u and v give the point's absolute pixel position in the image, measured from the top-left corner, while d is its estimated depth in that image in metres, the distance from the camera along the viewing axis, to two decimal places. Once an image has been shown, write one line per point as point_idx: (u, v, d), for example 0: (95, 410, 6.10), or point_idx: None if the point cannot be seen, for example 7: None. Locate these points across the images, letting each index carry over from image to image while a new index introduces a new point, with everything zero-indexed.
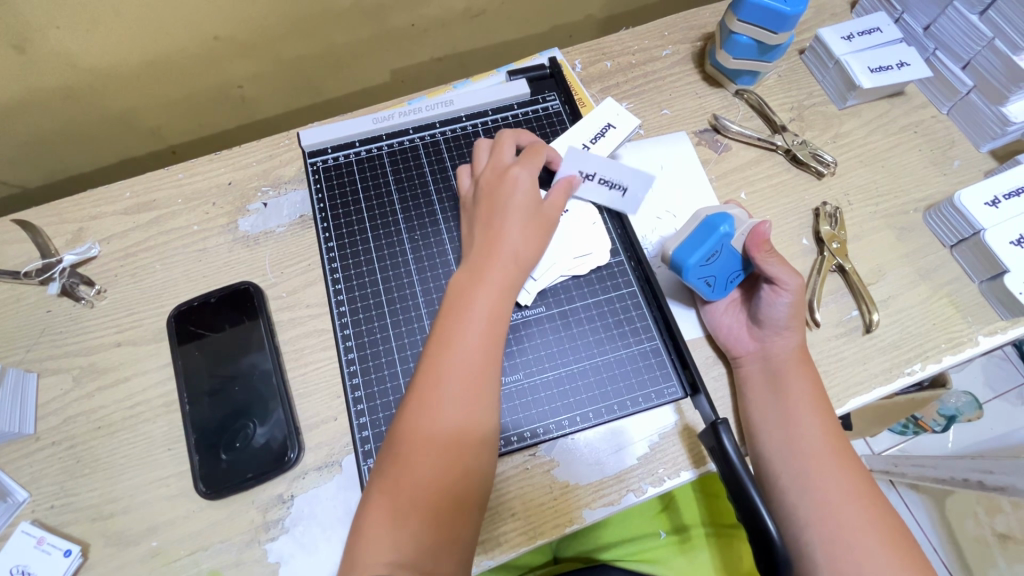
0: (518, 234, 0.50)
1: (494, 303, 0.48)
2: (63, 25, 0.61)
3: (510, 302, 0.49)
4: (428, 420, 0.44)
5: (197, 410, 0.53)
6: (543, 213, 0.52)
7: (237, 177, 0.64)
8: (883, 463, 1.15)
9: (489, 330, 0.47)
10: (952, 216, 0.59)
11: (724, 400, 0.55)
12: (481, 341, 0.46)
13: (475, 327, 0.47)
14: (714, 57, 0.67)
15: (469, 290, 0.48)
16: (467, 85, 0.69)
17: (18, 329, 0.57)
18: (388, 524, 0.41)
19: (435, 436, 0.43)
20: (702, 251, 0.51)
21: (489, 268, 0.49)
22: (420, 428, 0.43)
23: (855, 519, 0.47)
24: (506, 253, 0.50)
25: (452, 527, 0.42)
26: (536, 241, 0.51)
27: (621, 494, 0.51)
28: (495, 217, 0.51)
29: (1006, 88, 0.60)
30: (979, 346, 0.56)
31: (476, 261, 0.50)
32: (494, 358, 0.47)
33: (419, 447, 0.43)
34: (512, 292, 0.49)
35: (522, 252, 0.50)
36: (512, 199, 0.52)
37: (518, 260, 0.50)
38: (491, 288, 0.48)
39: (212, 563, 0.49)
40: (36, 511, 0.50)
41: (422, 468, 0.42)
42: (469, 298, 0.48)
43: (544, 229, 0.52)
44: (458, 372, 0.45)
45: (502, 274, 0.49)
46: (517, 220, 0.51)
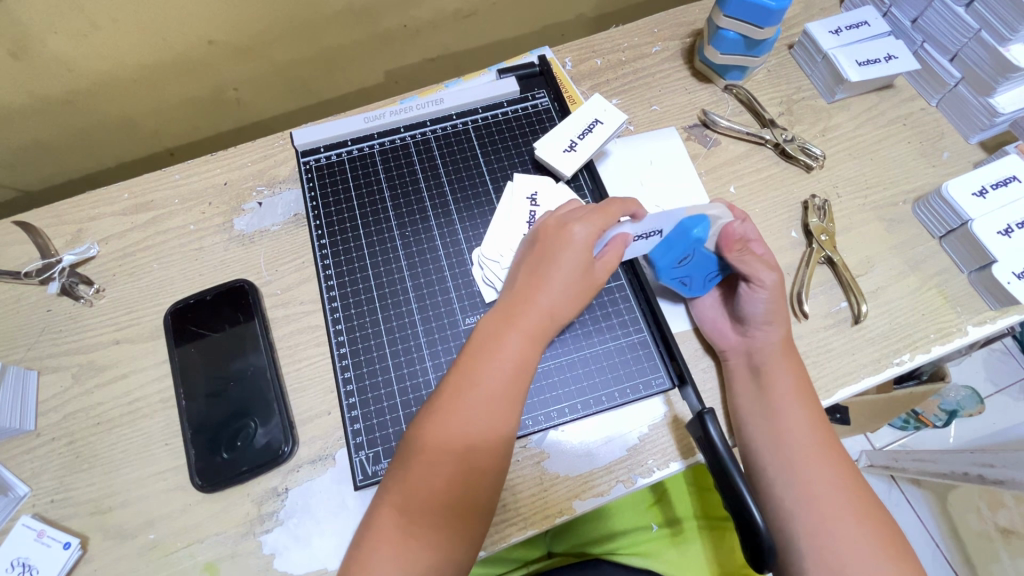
0: (560, 287, 0.50)
1: (523, 352, 0.48)
2: (61, 31, 0.63)
3: (537, 352, 0.49)
4: (443, 449, 0.45)
5: (193, 406, 0.54)
6: (590, 272, 0.51)
7: (232, 177, 0.65)
8: (884, 458, 1.15)
9: (515, 377, 0.47)
10: (940, 207, 0.60)
11: (713, 392, 0.55)
12: (504, 385, 0.47)
13: (501, 372, 0.47)
14: (702, 54, 0.68)
15: (500, 331, 0.48)
16: (458, 84, 0.70)
17: (19, 328, 0.58)
18: (394, 541, 0.43)
19: (448, 466, 0.44)
20: (672, 255, 0.53)
21: (524, 316, 0.49)
22: (432, 455, 0.45)
23: (840, 509, 0.47)
24: (541, 303, 0.49)
25: (453, 551, 0.43)
26: (575, 298, 0.51)
27: (611, 485, 0.51)
28: (538, 263, 0.51)
29: (993, 79, 0.60)
30: (968, 336, 0.57)
31: (510, 304, 0.50)
32: (516, 403, 0.47)
33: (427, 475, 0.44)
34: (541, 341, 0.49)
35: (558, 305, 0.50)
36: (559, 252, 0.50)
37: (551, 311, 0.50)
38: (522, 336, 0.48)
39: (208, 555, 0.50)
40: (36, 505, 0.51)
41: (431, 495, 0.44)
42: (499, 341, 0.48)
43: (587, 289, 0.51)
44: (479, 414, 0.46)
45: (533, 324, 0.49)
46: (559, 272, 0.50)
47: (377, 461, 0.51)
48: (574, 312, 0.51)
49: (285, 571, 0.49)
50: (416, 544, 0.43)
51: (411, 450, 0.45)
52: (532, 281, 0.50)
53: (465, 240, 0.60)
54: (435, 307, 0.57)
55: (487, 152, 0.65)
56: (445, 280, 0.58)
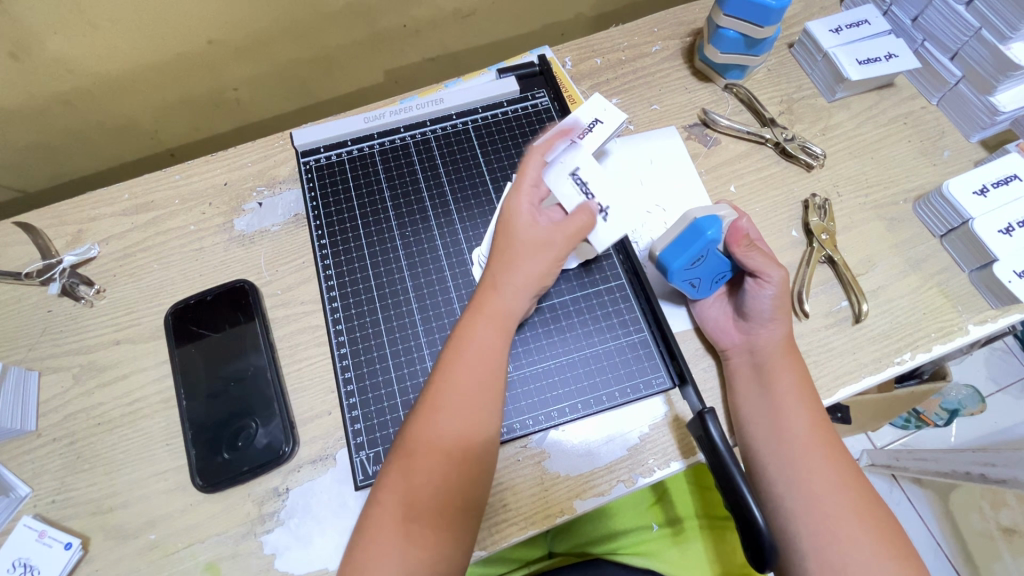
0: (524, 270, 0.50)
1: (494, 337, 0.49)
2: (61, 31, 0.63)
3: (507, 338, 0.50)
4: (428, 443, 0.45)
5: (194, 406, 0.54)
6: (544, 238, 0.51)
7: (232, 177, 0.65)
8: (884, 457, 1.15)
9: (489, 362, 0.48)
10: (941, 206, 0.60)
11: (714, 392, 0.55)
12: (479, 374, 0.47)
13: (475, 360, 0.48)
14: (702, 53, 0.68)
15: (470, 324, 0.49)
16: (458, 83, 0.70)
17: (20, 329, 0.59)
18: (388, 542, 0.43)
19: (434, 462, 0.44)
20: (687, 256, 0.51)
21: (493, 305, 0.50)
22: (419, 451, 0.45)
23: (840, 508, 0.47)
24: (510, 290, 0.50)
25: (449, 544, 0.43)
26: (543, 278, 0.51)
27: (612, 484, 0.51)
28: (502, 254, 0.51)
29: (994, 78, 0.60)
30: (969, 335, 0.57)
31: (480, 297, 0.51)
32: (492, 390, 0.47)
33: (418, 471, 0.44)
34: (512, 328, 0.50)
35: (525, 288, 0.51)
36: (518, 238, 0.51)
37: (519, 296, 0.51)
38: (493, 324, 0.49)
39: (209, 555, 0.50)
40: (38, 506, 0.51)
41: (420, 493, 0.44)
42: (470, 332, 0.49)
43: (545, 252, 0.51)
44: (460, 403, 0.46)
45: (503, 311, 0.50)
46: (516, 254, 0.51)
47: (378, 461, 0.51)
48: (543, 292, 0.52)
49: (285, 572, 0.49)
50: (411, 542, 0.42)
51: (397, 452, 0.46)
52: (499, 273, 0.51)
53: (465, 239, 0.60)
54: (436, 308, 0.57)
55: (486, 151, 0.65)
56: (445, 279, 0.58)
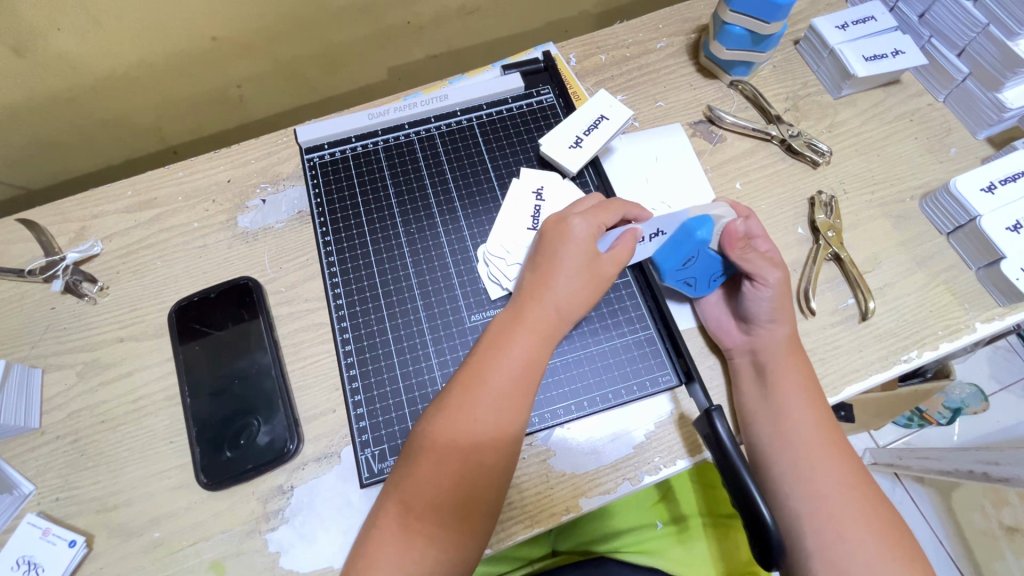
0: (569, 285, 0.49)
1: (532, 351, 0.48)
2: (65, 27, 0.62)
3: (546, 351, 0.49)
4: (448, 447, 0.44)
5: (198, 403, 0.54)
6: (598, 263, 0.50)
7: (236, 174, 0.65)
8: (887, 455, 1.14)
9: (523, 375, 0.47)
10: (948, 203, 0.59)
11: (719, 390, 0.55)
12: (512, 384, 0.46)
13: (510, 370, 0.47)
14: (708, 49, 0.67)
15: (509, 330, 0.48)
16: (462, 80, 0.70)
17: (23, 326, 0.58)
18: (399, 540, 0.43)
19: (455, 464, 0.44)
20: (674, 257, 0.54)
21: (533, 314, 0.49)
22: (437, 452, 0.44)
23: (847, 507, 0.47)
24: (549, 301, 0.49)
25: (455, 550, 0.43)
26: (585, 295, 0.50)
27: (618, 483, 0.51)
28: (545, 262, 0.50)
29: (1001, 74, 0.60)
30: (977, 333, 0.56)
31: (519, 303, 0.50)
32: (524, 403, 0.47)
33: (430, 472, 0.44)
34: (551, 341, 0.49)
35: (568, 303, 0.49)
36: (566, 249, 0.50)
37: (562, 308, 0.49)
38: (531, 335, 0.48)
39: (214, 553, 0.49)
40: (42, 503, 0.51)
41: (437, 494, 0.44)
42: (509, 340, 0.48)
43: (596, 282, 0.50)
44: (486, 412, 0.45)
45: (541, 323, 0.49)
46: (566, 266, 0.50)
47: (384, 459, 0.51)
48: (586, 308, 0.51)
49: (290, 569, 0.49)
50: (421, 542, 0.42)
51: (416, 448, 0.45)
52: (541, 280, 0.50)
53: (470, 236, 0.60)
54: (441, 305, 0.57)
55: (491, 148, 0.64)
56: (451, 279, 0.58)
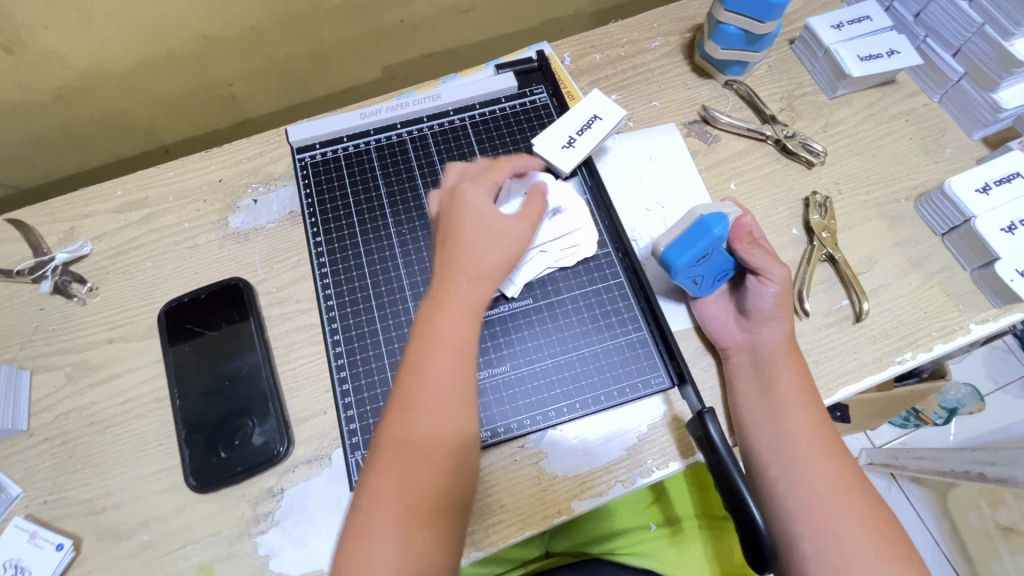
0: (489, 252, 0.47)
1: (460, 326, 0.45)
2: (53, 25, 0.62)
3: (474, 321, 0.46)
4: (399, 459, 0.41)
5: (188, 405, 0.53)
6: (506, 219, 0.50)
7: (227, 174, 0.64)
8: (883, 456, 1.16)
9: (455, 354, 0.44)
10: (943, 204, 0.59)
11: (713, 391, 0.55)
12: (449, 370, 0.43)
13: (440, 354, 0.44)
14: (703, 49, 0.67)
15: (431, 316, 0.45)
16: (456, 79, 0.69)
17: (11, 327, 0.58)
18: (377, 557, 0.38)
19: (410, 474, 0.41)
20: (692, 254, 0.51)
21: (453, 292, 0.46)
22: (391, 470, 0.41)
23: (841, 509, 0.47)
24: (471, 274, 0.46)
25: (445, 565, 0.40)
26: (509, 253, 0.48)
27: (610, 485, 0.51)
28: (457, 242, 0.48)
29: (996, 74, 0.59)
30: (971, 335, 0.56)
31: (439, 288, 0.47)
32: (467, 382, 0.44)
33: (391, 494, 0.40)
34: (480, 311, 0.46)
35: (490, 267, 0.47)
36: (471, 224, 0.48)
37: (486, 272, 0.47)
38: (455, 312, 0.45)
39: (203, 556, 0.49)
40: (30, 506, 0.51)
41: (400, 501, 0.40)
42: (432, 326, 0.45)
43: (512, 240, 0.48)
44: (428, 406, 0.42)
45: (466, 298, 0.46)
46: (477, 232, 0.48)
47: None
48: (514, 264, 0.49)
49: (280, 572, 0.49)
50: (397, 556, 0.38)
51: (374, 460, 0.42)
52: (456, 260, 0.47)
53: None
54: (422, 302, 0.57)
55: (484, 148, 0.64)
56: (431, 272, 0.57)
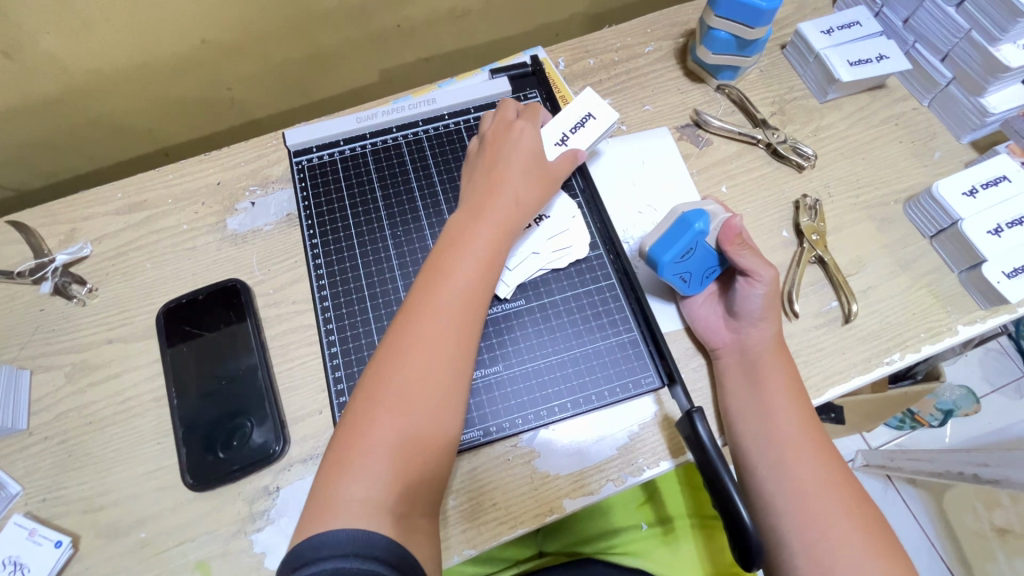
0: (519, 184, 0.54)
1: (492, 241, 0.51)
2: (55, 30, 0.63)
3: (505, 242, 0.52)
4: (417, 341, 0.45)
5: (185, 405, 0.54)
6: (545, 171, 0.56)
7: (226, 177, 0.65)
8: (879, 458, 1.15)
9: (485, 264, 0.50)
10: (931, 207, 0.60)
11: (703, 392, 0.55)
12: (475, 275, 0.49)
13: (471, 258, 0.49)
14: (695, 53, 0.68)
15: (469, 225, 0.51)
16: (451, 83, 0.70)
17: (12, 328, 0.59)
18: (364, 457, 0.41)
19: (424, 355, 0.45)
20: (676, 249, 0.52)
21: (490, 209, 0.52)
22: (410, 347, 0.45)
23: (829, 505, 0.47)
24: (507, 198, 0.53)
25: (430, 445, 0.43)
26: (535, 191, 0.55)
27: (601, 483, 0.51)
28: (496, 169, 0.55)
29: (983, 79, 0.60)
30: (958, 336, 0.57)
31: (476, 205, 0.53)
32: (486, 291, 0.49)
33: (400, 366, 0.44)
34: (508, 233, 0.52)
35: (521, 199, 0.53)
36: (512, 154, 0.56)
37: (515, 213, 0.53)
38: (491, 227, 0.51)
39: (199, 554, 0.50)
40: (29, 504, 0.52)
41: (406, 378, 0.44)
42: (469, 234, 0.50)
43: (542, 181, 0.55)
44: (453, 301, 0.47)
45: (501, 216, 0.52)
46: (513, 173, 0.54)
47: None
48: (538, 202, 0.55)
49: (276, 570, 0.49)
50: (382, 458, 0.41)
51: (388, 347, 0.46)
52: (494, 183, 0.54)
53: None
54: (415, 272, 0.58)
55: None
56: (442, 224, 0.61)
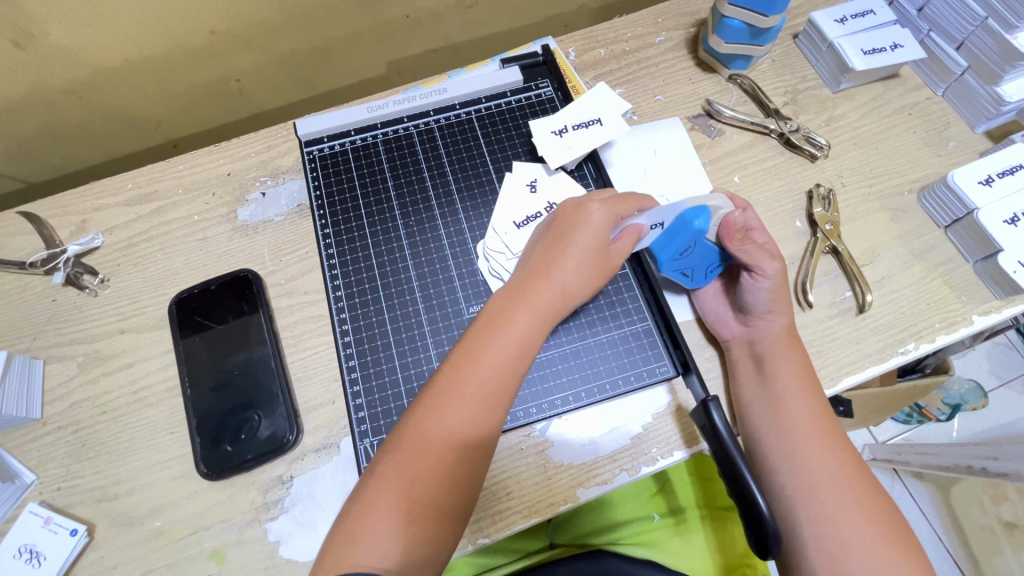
0: (572, 268, 0.50)
1: (531, 328, 0.48)
2: (65, 21, 0.63)
3: (543, 332, 0.49)
4: (441, 431, 0.44)
5: (198, 394, 0.54)
6: (608, 257, 0.51)
7: (236, 167, 0.65)
8: (886, 451, 1.14)
9: (520, 354, 0.47)
10: (945, 196, 0.59)
11: (716, 381, 0.55)
12: (508, 366, 0.46)
13: (506, 347, 0.47)
14: (707, 43, 0.67)
15: (510, 307, 0.48)
16: (461, 74, 0.70)
17: (25, 318, 0.59)
18: (369, 534, 0.41)
19: (445, 447, 0.44)
20: (672, 248, 0.52)
21: (537, 293, 0.49)
22: (433, 436, 0.44)
23: (843, 496, 0.47)
24: (556, 282, 0.49)
25: (435, 535, 0.42)
26: (590, 281, 0.51)
27: (616, 473, 0.51)
28: (555, 246, 0.51)
29: (1000, 67, 0.60)
30: (973, 326, 0.57)
31: (522, 281, 0.50)
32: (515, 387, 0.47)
33: (423, 450, 0.43)
34: (549, 321, 0.49)
35: (572, 287, 0.50)
36: (578, 234, 0.50)
37: (561, 297, 0.50)
38: (532, 313, 0.48)
39: (214, 542, 0.50)
40: (43, 493, 0.52)
41: (420, 462, 0.43)
42: (509, 318, 0.48)
43: (601, 269, 0.51)
44: (482, 389, 0.45)
45: (544, 303, 0.49)
46: (575, 252, 0.50)
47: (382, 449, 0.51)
48: (588, 291, 0.51)
49: (290, 558, 0.49)
50: (385, 542, 0.40)
51: (410, 427, 0.45)
52: (547, 262, 0.50)
53: (469, 229, 0.60)
54: (429, 266, 0.58)
55: (490, 142, 0.65)
56: (457, 220, 0.61)
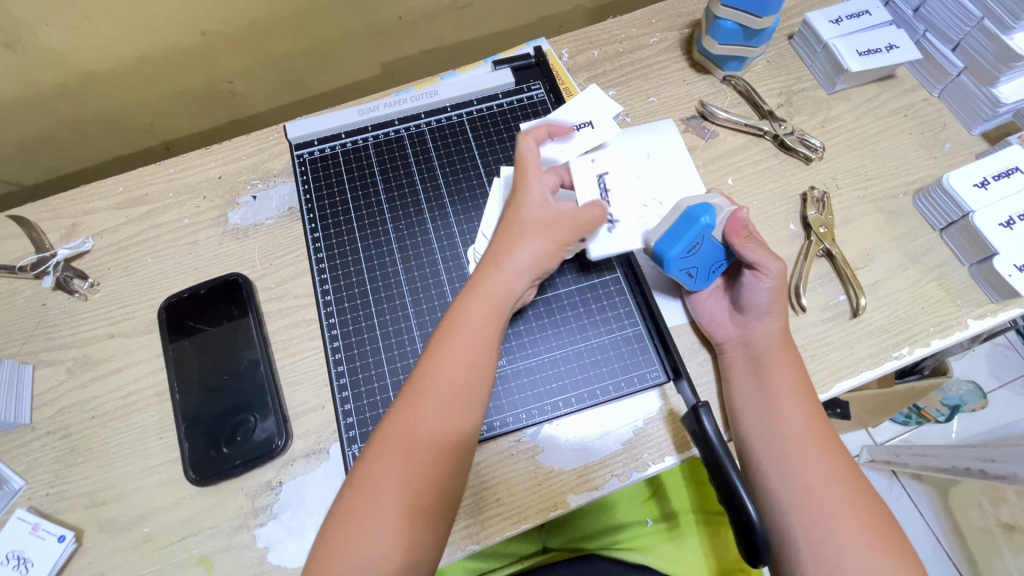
0: (525, 248, 0.49)
1: (488, 317, 0.48)
2: (54, 23, 0.62)
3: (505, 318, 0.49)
4: (410, 431, 0.44)
5: (187, 399, 0.54)
6: (557, 223, 0.50)
7: (227, 170, 0.65)
8: (885, 453, 1.14)
9: (478, 343, 0.47)
10: (941, 199, 0.59)
11: (708, 386, 0.55)
12: (468, 356, 0.46)
13: (464, 339, 0.47)
14: (701, 44, 0.67)
15: (466, 301, 0.48)
16: (453, 76, 0.69)
17: (14, 322, 0.59)
18: (354, 541, 0.41)
19: (417, 446, 0.43)
20: (683, 244, 0.51)
21: (491, 282, 0.49)
22: (400, 437, 0.44)
23: (835, 502, 0.47)
24: (510, 268, 0.49)
25: (420, 533, 0.42)
26: (546, 251, 0.50)
27: (606, 479, 0.51)
28: (502, 234, 0.50)
29: (995, 68, 0.59)
30: (968, 329, 0.56)
31: (478, 274, 0.50)
32: (479, 374, 0.46)
33: (393, 452, 0.43)
34: (510, 305, 0.49)
35: (528, 264, 0.49)
36: (521, 216, 0.50)
37: (519, 281, 0.49)
38: (487, 303, 0.48)
39: (202, 548, 0.49)
40: (32, 498, 0.51)
41: (390, 465, 0.43)
42: (465, 312, 0.48)
43: (555, 238, 0.50)
44: (445, 383, 0.45)
45: (501, 290, 0.49)
46: (522, 233, 0.50)
47: None
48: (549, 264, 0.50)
49: (278, 564, 0.49)
50: (371, 545, 0.41)
51: (381, 433, 0.45)
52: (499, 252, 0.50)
53: (460, 232, 0.60)
54: (421, 269, 0.58)
55: (482, 144, 0.64)
56: (447, 224, 0.60)
